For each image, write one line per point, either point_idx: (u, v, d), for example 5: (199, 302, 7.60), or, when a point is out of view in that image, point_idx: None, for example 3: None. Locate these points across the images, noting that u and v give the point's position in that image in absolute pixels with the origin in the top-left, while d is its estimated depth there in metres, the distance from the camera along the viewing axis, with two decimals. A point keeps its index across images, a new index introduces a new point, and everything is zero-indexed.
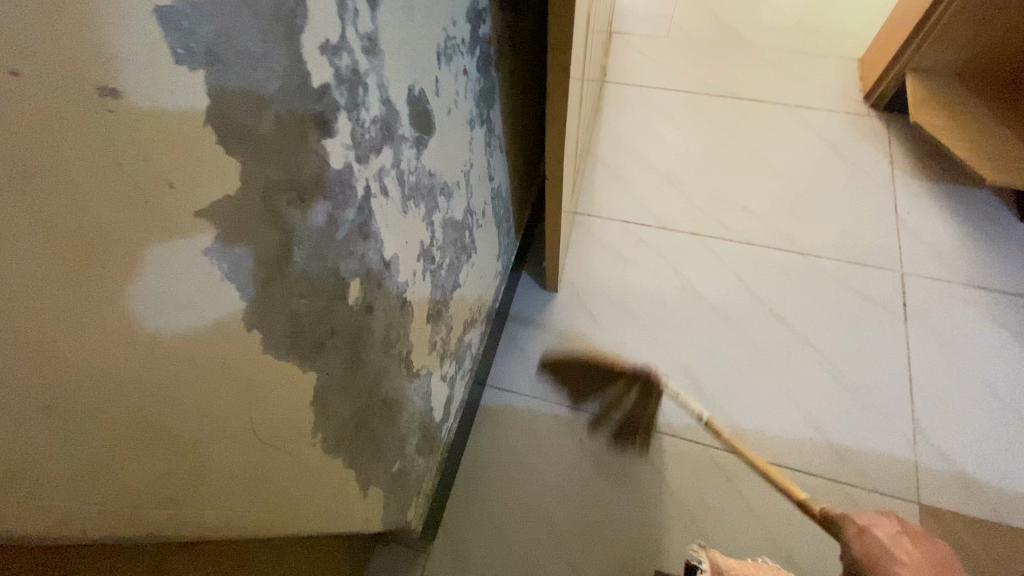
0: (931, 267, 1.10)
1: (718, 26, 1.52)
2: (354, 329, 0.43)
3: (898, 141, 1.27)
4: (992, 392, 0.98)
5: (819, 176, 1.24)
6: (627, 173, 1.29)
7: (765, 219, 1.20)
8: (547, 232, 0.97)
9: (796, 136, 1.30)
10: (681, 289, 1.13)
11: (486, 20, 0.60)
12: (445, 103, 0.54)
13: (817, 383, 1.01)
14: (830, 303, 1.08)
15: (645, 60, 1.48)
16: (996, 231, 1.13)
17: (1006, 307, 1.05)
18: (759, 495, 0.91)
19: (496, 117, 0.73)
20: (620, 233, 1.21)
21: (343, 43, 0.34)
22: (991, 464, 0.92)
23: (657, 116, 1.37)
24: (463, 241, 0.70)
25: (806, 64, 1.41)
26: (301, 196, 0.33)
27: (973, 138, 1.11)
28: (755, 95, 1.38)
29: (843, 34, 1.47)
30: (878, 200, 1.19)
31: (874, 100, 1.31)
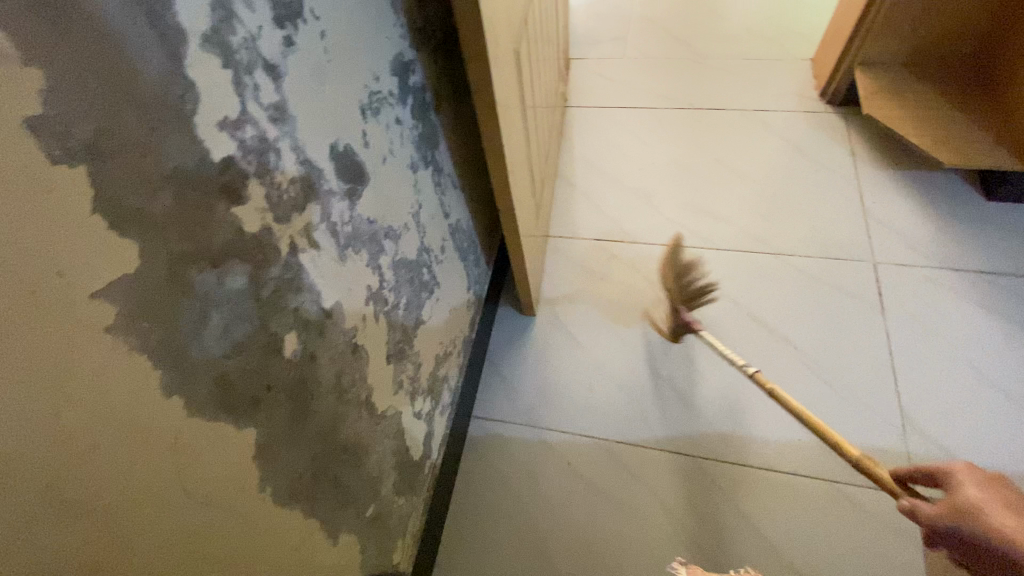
0: (902, 253, 1.11)
1: (673, 42, 1.57)
2: (295, 381, 0.45)
3: (857, 133, 1.28)
4: (979, 373, 0.97)
5: (785, 174, 1.26)
6: (595, 192, 1.32)
7: (736, 223, 1.21)
8: (514, 259, 0.99)
9: (758, 139, 1.33)
10: (658, 300, 1.13)
11: (416, 70, 0.64)
12: (379, 153, 0.57)
13: (802, 381, 1.00)
14: (808, 300, 1.08)
15: (604, 82, 1.53)
16: (963, 210, 1.14)
17: (981, 285, 1.05)
18: (752, 501, 0.91)
19: (443, 158, 0.76)
20: (594, 251, 1.22)
21: (244, 116, 0.36)
22: (986, 449, 0.90)
23: (621, 134, 1.41)
24: (421, 279, 0.72)
25: (760, 69, 1.45)
26: (213, 263, 0.35)
27: (926, 124, 1.13)
28: (714, 104, 1.41)
29: (793, 36, 1.51)
30: (843, 193, 1.20)
31: (828, 97, 1.34)
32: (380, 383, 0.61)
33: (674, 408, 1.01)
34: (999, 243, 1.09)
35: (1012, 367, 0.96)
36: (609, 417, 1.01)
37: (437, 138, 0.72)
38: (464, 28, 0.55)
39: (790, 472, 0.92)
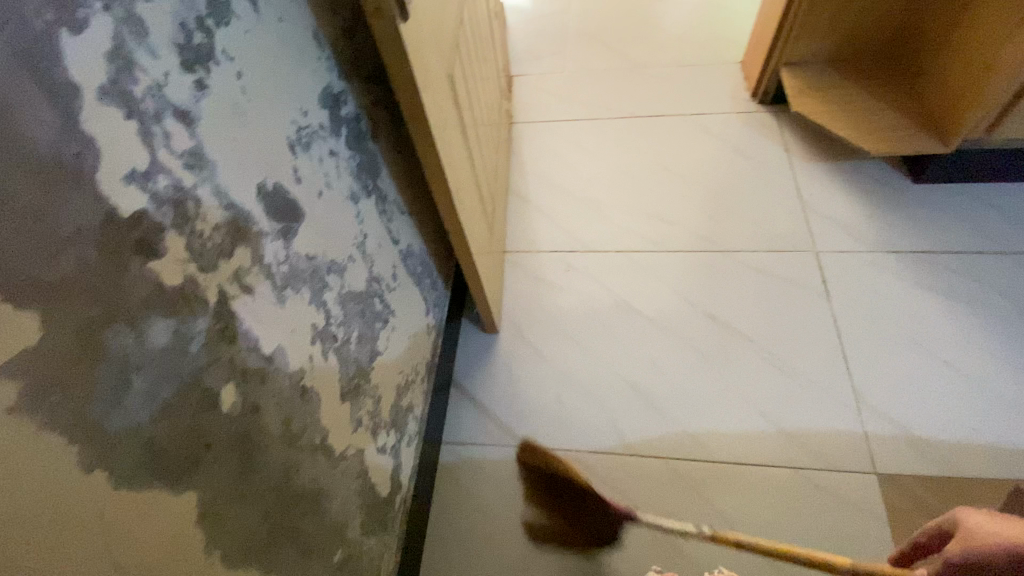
0: (842, 241, 1.16)
1: (610, 54, 1.61)
2: (236, 436, 0.43)
3: (789, 129, 1.35)
4: (923, 349, 1.01)
5: (727, 174, 1.30)
6: (548, 205, 1.33)
7: (686, 226, 1.24)
8: (471, 279, 0.98)
9: (699, 142, 1.37)
10: (618, 307, 1.15)
11: (348, 100, 0.63)
12: (314, 187, 0.56)
13: (762, 374, 1.03)
14: (760, 294, 1.12)
15: (547, 96, 1.55)
16: (893, 195, 1.20)
17: (917, 265, 1.11)
18: (726, 498, 0.92)
19: (388, 186, 0.75)
20: (551, 264, 1.23)
21: (155, 167, 0.35)
22: (937, 421, 0.94)
23: (568, 146, 1.43)
24: (373, 309, 0.70)
25: (694, 75, 1.51)
26: (131, 322, 0.33)
27: (851, 117, 1.19)
28: (653, 111, 1.46)
29: (722, 41, 1.57)
30: (782, 188, 1.25)
31: (760, 97, 1.40)
32: (336, 424, 0.59)
33: (643, 413, 1.02)
34: (929, 223, 1.15)
35: (952, 341, 1.01)
36: (580, 429, 1.01)
37: (378, 166, 0.71)
38: (388, 57, 0.54)
39: (759, 465, 0.94)
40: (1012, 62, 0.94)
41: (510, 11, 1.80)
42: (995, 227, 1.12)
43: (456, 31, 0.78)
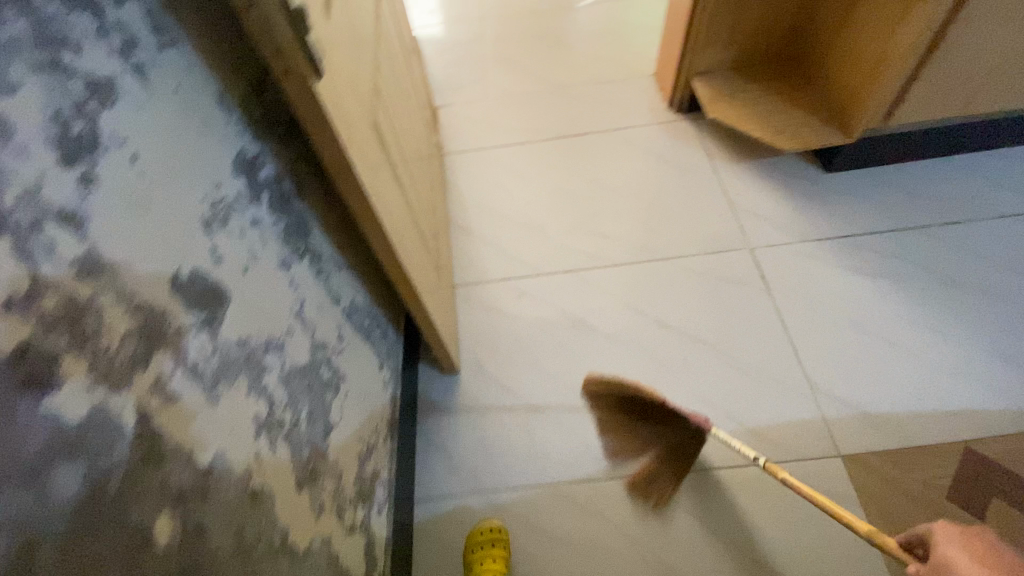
0: (773, 235, 1.22)
1: (529, 77, 1.64)
2: (180, 570, 0.37)
3: (708, 134, 1.41)
4: (861, 328, 1.07)
5: (659, 183, 1.34)
6: (490, 234, 1.31)
7: (627, 238, 1.26)
8: (423, 324, 0.94)
9: (628, 155, 1.41)
10: (575, 329, 1.14)
11: (267, 162, 0.58)
12: (237, 263, 0.50)
13: (720, 374, 1.05)
14: (708, 296, 1.15)
15: (473, 124, 1.55)
16: (810, 186, 1.27)
17: (840, 249, 1.18)
18: (709, 505, 0.93)
19: (322, 244, 0.70)
20: (502, 293, 1.21)
21: (39, 287, 0.30)
22: (884, 396, 1.00)
23: (502, 172, 1.43)
24: (321, 379, 0.65)
25: (612, 91, 1.55)
26: (26, 479, 0.28)
27: (763, 118, 1.26)
28: (579, 129, 1.48)
29: (633, 57, 1.64)
30: (711, 191, 1.31)
31: (677, 105, 1.46)
32: (297, 517, 0.53)
33: None
34: (846, 209, 1.23)
35: (885, 316, 1.08)
36: (556, 461, 0.99)
37: (309, 225, 0.67)
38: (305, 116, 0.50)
39: (735, 466, 0.96)
40: (895, 58, 1.02)
41: (424, 44, 1.79)
42: (903, 205, 1.21)
43: (374, 76, 0.75)
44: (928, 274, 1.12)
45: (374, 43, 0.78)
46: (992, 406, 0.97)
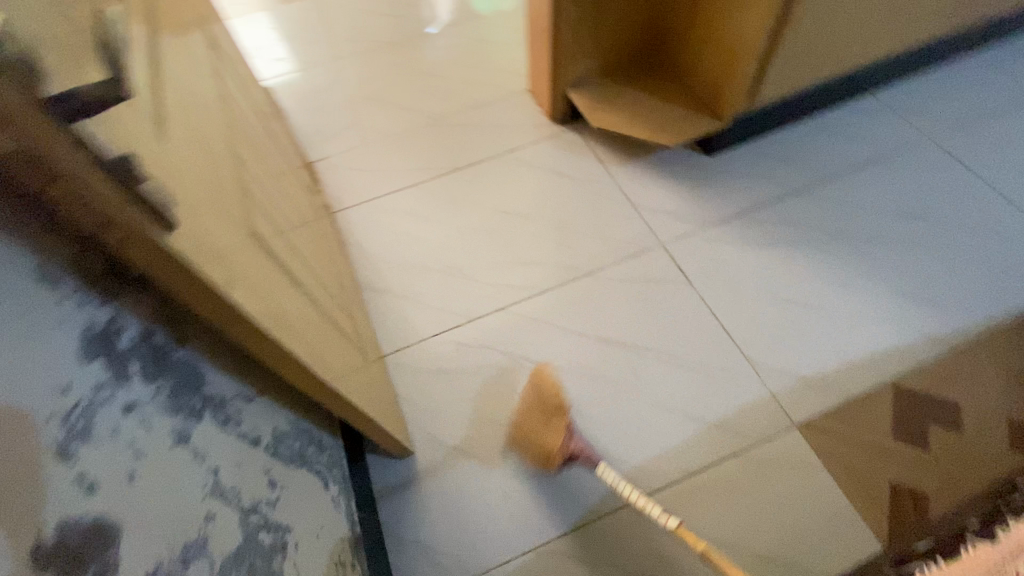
0: (680, 226, 1.25)
1: (405, 114, 1.56)
2: None
3: (595, 140, 1.43)
4: (779, 297, 1.14)
5: (562, 199, 1.34)
6: (407, 289, 1.23)
7: (547, 261, 1.24)
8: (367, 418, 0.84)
9: (525, 176, 1.39)
10: (522, 369, 1.10)
11: (130, 319, 0.46)
12: (118, 479, 0.40)
13: (671, 377, 1.06)
14: (639, 302, 1.16)
15: (358, 174, 1.44)
16: (699, 171, 1.33)
17: (741, 226, 1.24)
18: (695, 512, 0.93)
19: (225, 384, 0.58)
20: (437, 350, 1.13)
21: None
22: (815, 357, 1.06)
23: (402, 220, 1.34)
24: (261, 549, 0.55)
25: (493, 114, 1.53)
26: None
27: (644, 116, 1.29)
28: (471, 158, 1.44)
29: (504, 75, 1.62)
30: (613, 196, 1.32)
31: (559, 117, 1.46)
32: None
33: (590, 467, 0.99)
34: (736, 187, 1.30)
35: (796, 280, 1.15)
36: (539, 517, 0.95)
37: (202, 372, 0.55)
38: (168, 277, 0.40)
39: (711, 466, 0.97)
40: (750, 45, 1.08)
41: (282, 96, 1.65)
42: (782, 173, 1.31)
43: (239, 173, 0.64)
44: (820, 232, 1.21)
45: (228, 134, 0.67)
46: (902, 340, 1.07)
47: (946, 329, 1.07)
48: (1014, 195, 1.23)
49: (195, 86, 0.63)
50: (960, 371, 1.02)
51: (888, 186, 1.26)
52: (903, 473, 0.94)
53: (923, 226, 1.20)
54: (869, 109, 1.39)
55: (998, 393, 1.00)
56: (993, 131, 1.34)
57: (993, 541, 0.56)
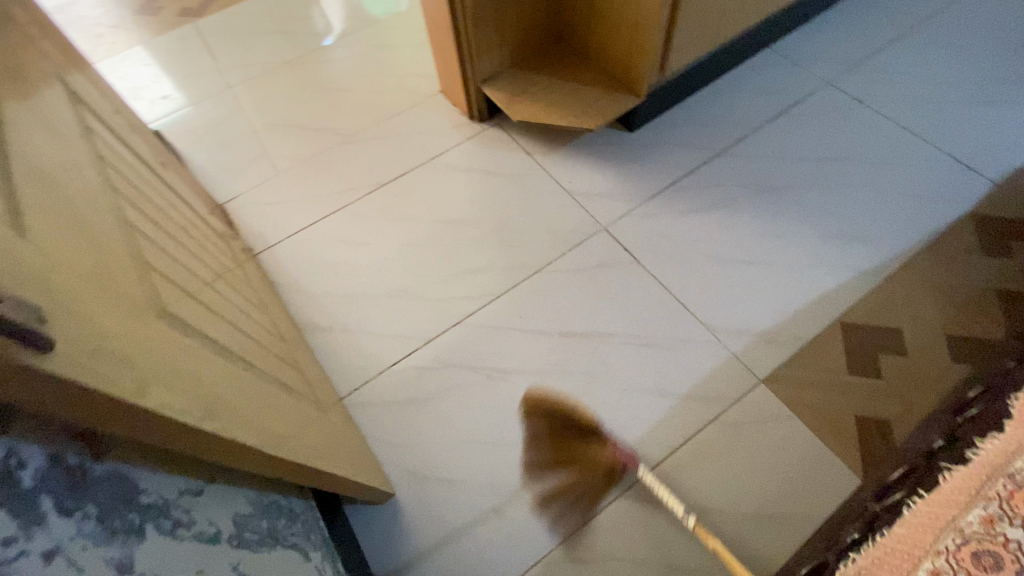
0: (617, 205, 1.26)
1: (316, 136, 1.47)
2: None
3: (518, 133, 1.40)
4: (723, 258, 1.16)
5: (497, 198, 1.30)
6: (354, 322, 1.16)
7: (494, 265, 1.20)
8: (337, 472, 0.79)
9: (455, 181, 1.34)
10: (490, 380, 1.06)
11: (31, 446, 0.38)
12: None
13: (638, 358, 1.07)
14: (593, 290, 1.15)
15: (277, 208, 1.34)
16: (625, 149, 1.34)
17: (675, 195, 1.25)
18: (683, 487, 0.94)
19: (165, 484, 0.51)
20: (398, 379, 1.08)
21: None
22: (767, 310, 1.10)
23: (334, 249, 1.26)
24: None
25: (409, 121, 1.46)
26: None
27: (562, 102, 1.28)
28: (395, 172, 1.37)
29: (413, 79, 1.56)
30: (546, 186, 1.30)
31: (478, 114, 1.42)
32: None
33: None
34: (663, 158, 1.31)
35: (735, 239, 1.18)
36: (535, 529, 0.93)
37: (136, 479, 0.47)
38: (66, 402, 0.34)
39: (691, 439, 0.98)
40: (651, 18, 1.08)
41: (175, 136, 1.51)
42: (704, 137, 1.33)
43: (136, 244, 0.57)
44: (749, 189, 1.25)
45: (115, 201, 0.59)
46: (841, 279, 1.12)
47: (876, 261, 1.13)
48: (911, 124, 1.32)
49: (61, 153, 0.54)
50: (896, 298, 1.09)
51: (802, 134, 1.32)
52: (865, 406, 0.98)
53: (839, 166, 1.26)
54: (771, 63, 1.45)
55: (931, 312, 1.07)
56: (885, 66, 1.42)
57: (962, 466, 0.59)
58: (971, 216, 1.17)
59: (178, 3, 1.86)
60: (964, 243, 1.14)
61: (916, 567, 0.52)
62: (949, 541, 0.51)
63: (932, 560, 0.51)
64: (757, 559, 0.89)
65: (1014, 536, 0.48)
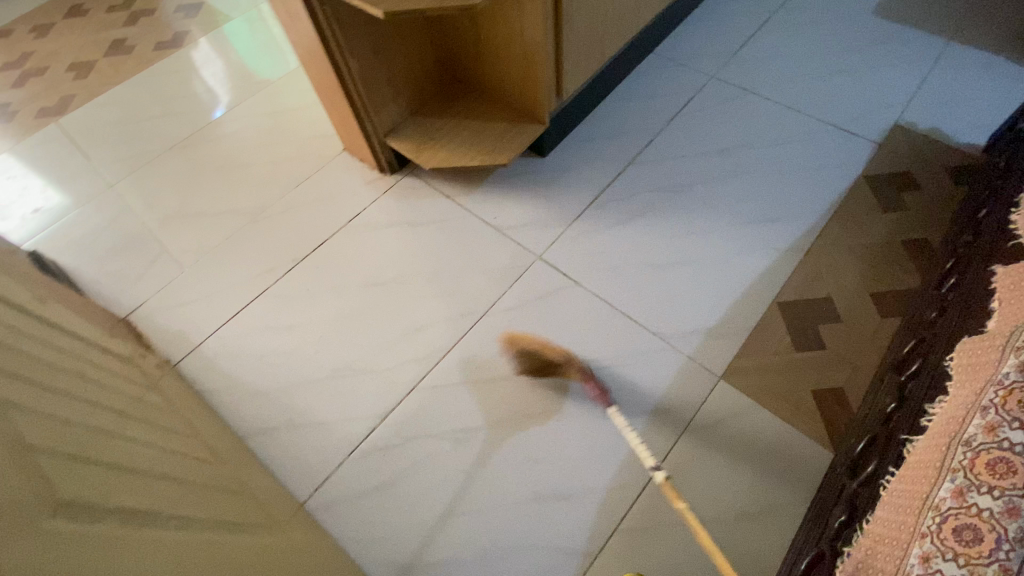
0: (546, 232, 1.25)
1: (219, 221, 1.37)
2: None
3: (432, 178, 1.37)
4: (657, 264, 1.18)
5: (425, 249, 1.26)
6: (300, 414, 1.07)
7: (439, 317, 1.16)
8: None
9: (377, 240, 1.29)
10: (458, 441, 1.02)
11: None
12: None
13: (601, 383, 1.06)
14: (542, 322, 1.13)
15: (189, 307, 1.23)
16: (541, 175, 1.34)
17: (598, 211, 1.27)
18: (673, 505, 0.93)
19: None
20: (360, 466, 1.01)
21: None
22: (709, 307, 1.12)
23: (263, 339, 1.17)
24: None
25: (317, 186, 1.40)
26: None
27: (469, 141, 1.26)
28: (312, 242, 1.30)
29: (313, 141, 1.50)
30: (472, 226, 1.28)
31: (388, 166, 1.38)
32: None
33: (565, 511, 0.94)
34: (579, 177, 1.33)
35: (664, 243, 1.21)
36: None
37: None
38: None
39: (670, 453, 0.98)
40: (537, 48, 1.09)
41: (56, 252, 1.36)
42: (612, 149, 1.36)
43: (15, 423, 0.48)
44: (666, 191, 1.28)
45: None
46: (768, 261, 1.17)
47: (794, 238, 1.19)
48: (794, 102, 1.41)
49: None
50: (820, 268, 1.15)
51: (702, 130, 1.38)
52: (818, 380, 1.02)
53: (741, 154, 1.33)
54: (658, 67, 1.51)
55: (853, 275, 1.13)
56: (759, 51, 1.52)
57: (921, 437, 0.61)
58: (864, 178, 1.26)
59: (36, 104, 1.69)
60: (865, 204, 1.22)
61: (906, 554, 0.52)
62: (929, 522, 0.52)
63: (919, 545, 0.51)
64: (758, 558, 0.89)
65: (985, 505, 0.49)
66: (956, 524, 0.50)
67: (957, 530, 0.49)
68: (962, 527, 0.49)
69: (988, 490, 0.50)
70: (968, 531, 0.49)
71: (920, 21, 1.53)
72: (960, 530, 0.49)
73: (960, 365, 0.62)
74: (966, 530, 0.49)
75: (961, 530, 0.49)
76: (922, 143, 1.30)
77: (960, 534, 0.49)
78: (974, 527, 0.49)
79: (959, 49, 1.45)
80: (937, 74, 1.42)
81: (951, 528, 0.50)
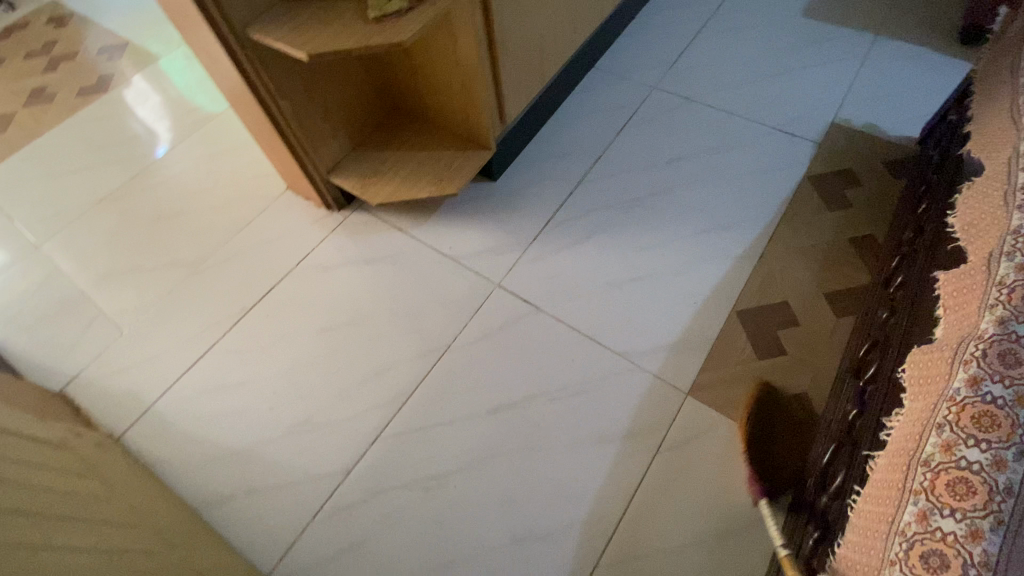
0: (503, 258, 1.23)
1: (160, 276, 1.30)
2: None
3: (382, 211, 1.34)
4: (616, 283, 1.17)
5: (379, 287, 1.22)
6: (260, 476, 1.02)
7: (399, 358, 1.12)
8: None
9: (329, 281, 1.24)
10: (428, 488, 0.98)
11: None
12: None
13: (570, 411, 1.04)
14: (505, 353, 1.11)
15: (132, 372, 1.16)
16: (492, 200, 1.32)
17: (553, 233, 1.25)
18: (653, 533, 0.92)
19: None
20: (328, 526, 0.96)
21: None
22: (671, 322, 1.12)
23: (214, 399, 1.11)
24: None
25: (262, 230, 1.34)
26: None
27: (416, 173, 1.23)
28: (261, 289, 1.25)
29: (254, 182, 1.44)
30: (427, 259, 1.25)
31: (335, 203, 1.33)
32: None
33: (545, 550, 0.92)
34: (531, 199, 1.31)
35: (621, 260, 1.20)
36: None
37: None
38: None
39: (646, 478, 0.96)
40: (474, 75, 1.07)
41: None
42: (562, 168, 1.35)
43: None
44: (618, 207, 1.28)
45: None
46: (724, 270, 1.17)
47: (747, 244, 1.20)
48: (735, 108, 1.43)
49: None
50: (775, 273, 1.16)
51: (649, 141, 1.38)
52: (782, 387, 1.03)
53: (689, 163, 1.34)
54: (600, 81, 1.51)
55: (807, 277, 1.15)
56: (697, 58, 1.54)
57: (882, 453, 0.61)
58: (808, 178, 1.29)
59: None
60: (811, 204, 1.25)
61: None
62: (897, 548, 0.51)
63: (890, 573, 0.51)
64: None
65: (949, 529, 0.49)
66: (925, 550, 0.49)
67: (926, 557, 0.49)
68: (931, 554, 0.49)
69: (950, 513, 0.50)
70: (936, 558, 0.48)
71: (845, 19, 1.58)
72: (930, 558, 0.49)
73: (911, 377, 0.63)
74: (935, 558, 0.48)
75: (929, 556, 0.49)
76: (859, 139, 1.34)
77: (929, 562, 0.48)
78: (942, 554, 0.48)
79: (885, 44, 1.50)
80: (867, 71, 1.46)
81: (921, 555, 0.49)
